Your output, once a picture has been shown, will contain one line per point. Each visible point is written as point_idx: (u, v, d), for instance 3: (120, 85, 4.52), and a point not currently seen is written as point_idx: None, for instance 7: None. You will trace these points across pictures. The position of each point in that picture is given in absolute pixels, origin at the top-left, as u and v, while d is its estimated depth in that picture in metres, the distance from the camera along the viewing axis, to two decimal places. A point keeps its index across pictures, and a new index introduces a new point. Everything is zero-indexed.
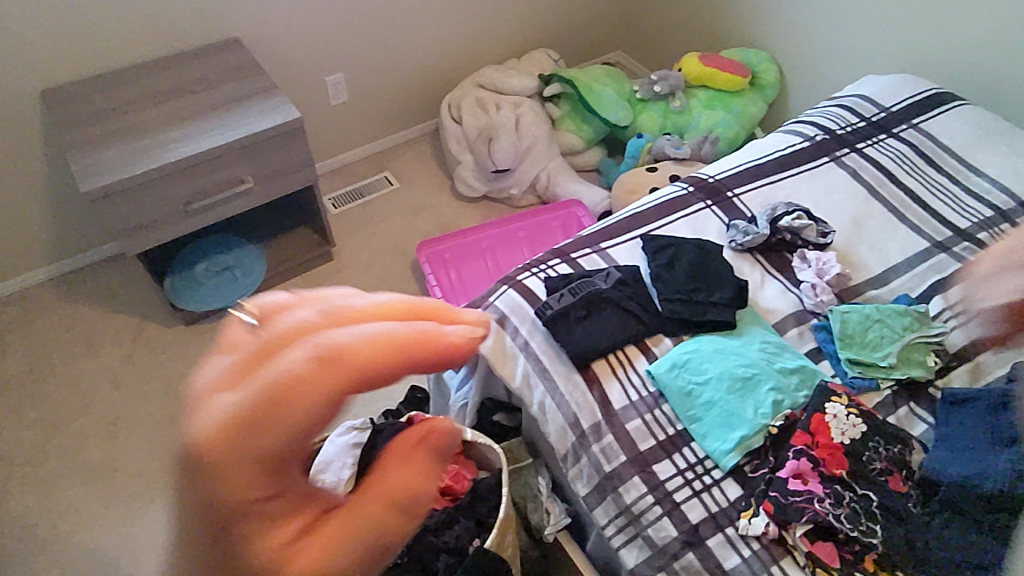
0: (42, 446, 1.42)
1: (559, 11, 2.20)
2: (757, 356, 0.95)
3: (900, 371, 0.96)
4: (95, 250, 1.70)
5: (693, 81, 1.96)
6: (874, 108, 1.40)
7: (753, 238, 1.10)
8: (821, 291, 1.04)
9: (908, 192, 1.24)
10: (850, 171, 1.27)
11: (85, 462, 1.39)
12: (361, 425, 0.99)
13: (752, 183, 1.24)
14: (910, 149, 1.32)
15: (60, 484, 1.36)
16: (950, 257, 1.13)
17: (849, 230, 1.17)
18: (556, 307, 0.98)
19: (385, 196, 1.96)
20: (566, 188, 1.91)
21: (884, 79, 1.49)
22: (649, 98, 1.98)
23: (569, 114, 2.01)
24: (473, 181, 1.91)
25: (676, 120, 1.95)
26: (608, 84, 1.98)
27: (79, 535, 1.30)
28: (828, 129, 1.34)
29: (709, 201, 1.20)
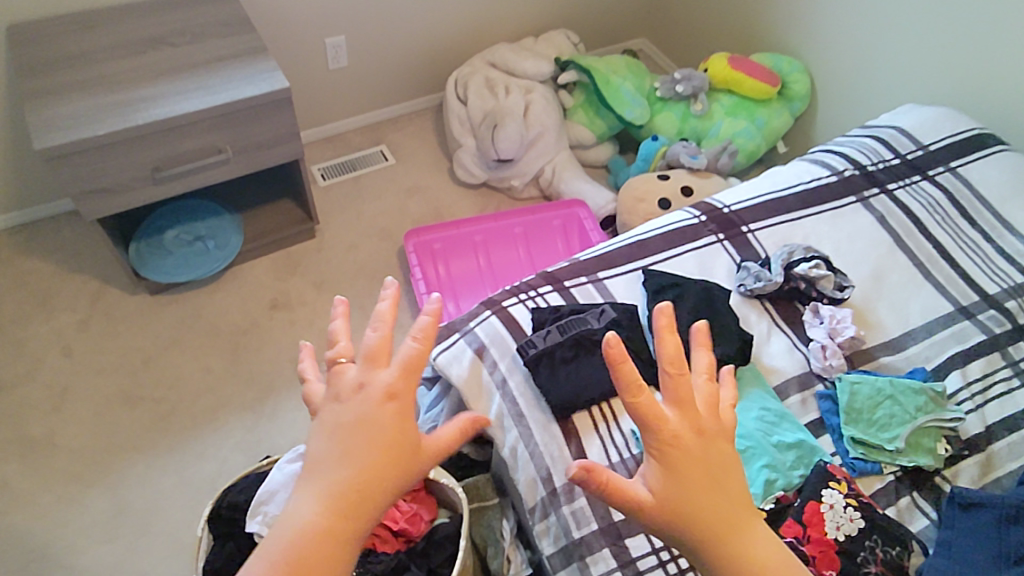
0: None
1: None
2: (754, 425, 0.86)
3: (906, 458, 0.87)
4: (61, 202, 1.61)
5: (718, 83, 1.83)
6: (911, 144, 1.28)
7: (765, 285, 1.00)
8: (832, 355, 0.94)
9: (937, 245, 1.14)
10: (879, 215, 1.15)
11: (28, 432, 1.33)
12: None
13: (771, 218, 1.13)
14: (944, 196, 1.21)
15: None
16: (974, 326, 1.03)
17: (869, 283, 1.07)
18: (540, 346, 0.89)
19: (377, 172, 1.84)
20: (570, 185, 1.79)
21: (927, 111, 1.36)
22: (669, 97, 1.85)
23: (582, 105, 1.88)
24: (473, 167, 1.79)
25: (695, 124, 1.83)
26: (629, 77, 1.84)
27: (13, 512, 1.24)
28: (859, 164, 1.23)
29: (721, 234, 1.10)
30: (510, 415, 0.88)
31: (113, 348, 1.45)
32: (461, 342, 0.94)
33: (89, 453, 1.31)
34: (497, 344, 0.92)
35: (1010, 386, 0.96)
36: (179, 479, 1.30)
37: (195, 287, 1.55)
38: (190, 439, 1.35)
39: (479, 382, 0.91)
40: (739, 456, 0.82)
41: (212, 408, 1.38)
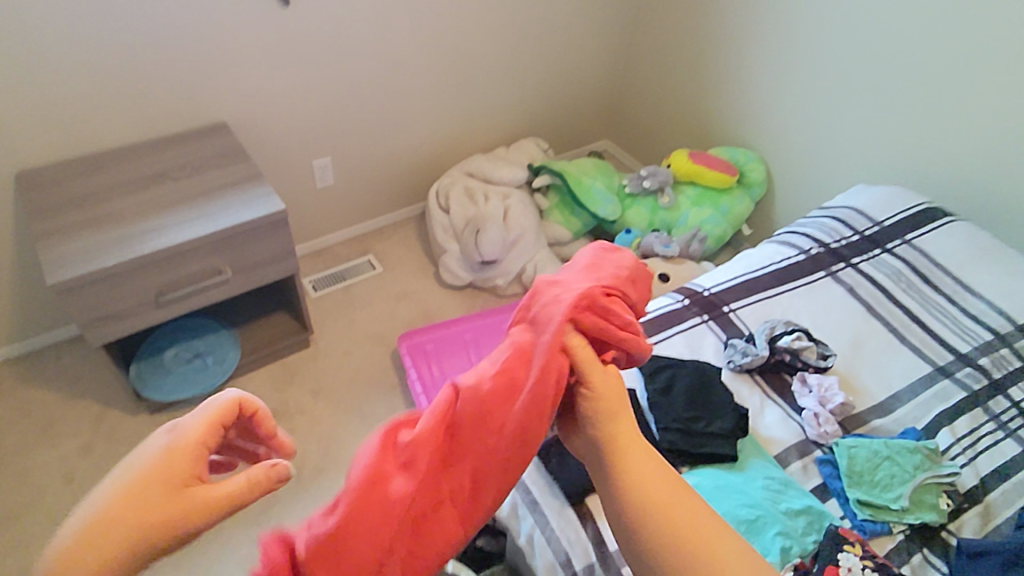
0: None
1: (550, 104, 2.24)
2: (761, 495, 0.88)
3: (912, 515, 0.91)
4: (55, 332, 1.62)
5: (682, 177, 1.99)
6: (865, 221, 1.41)
7: (752, 359, 1.06)
8: (825, 421, 0.99)
9: (906, 312, 1.24)
10: (847, 287, 1.26)
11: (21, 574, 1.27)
12: None
13: (748, 297, 1.21)
14: (905, 265, 1.32)
15: None
16: (952, 384, 1.12)
17: (849, 351, 1.15)
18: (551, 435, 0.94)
19: (367, 280, 1.90)
20: None
21: (876, 191, 1.51)
22: (638, 192, 2.00)
23: (558, 205, 2.00)
24: (459, 269, 1.87)
25: (664, 215, 1.97)
26: (597, 178, 1.99)
27: None
28: (821, 242, 1.35)
29: (705, 314, 1.17)
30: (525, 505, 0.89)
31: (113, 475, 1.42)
32: None
33: None
34: None
35: (996, 438, 1.05)
36: None
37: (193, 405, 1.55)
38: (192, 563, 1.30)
39: None
40: (753, 526, 0.84)
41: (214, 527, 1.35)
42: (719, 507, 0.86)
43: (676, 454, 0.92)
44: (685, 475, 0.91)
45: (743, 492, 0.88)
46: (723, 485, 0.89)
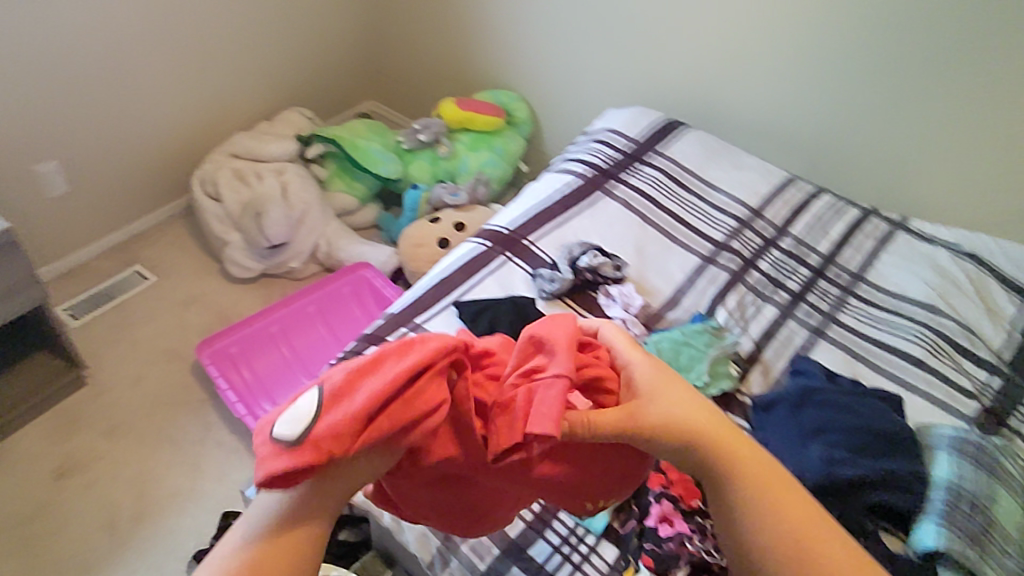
0: None
1: (308, 66, 2.10)
2: None
3: (713, 387, 1.06)
4: None
5: (455, 125, 2.04)
6: (624, 139, 1.62)
7: (560, 285, 1.14)
8: (632, 325, 1.11)
9: (671, 214, 1.42)
10: (622, 202, 1.42)
11: None
12: None
13: (542, 229, 1.29)
14: (661, 173, 1.53)
15: None
16: (718, 268, 1.31)
17: (636, 260, 1.29)
18: None
19: (139, 293, 1.66)
20: (352, 250, 1.80)
21: (626, 113, 1.73)
22: (415, 147, 2.00)
23: (337, 174, 1.90)
24: (245, 260, 1.71)
25: (445, 165, 2.01)
26: (371, 138, 1.91)
27: None
28: (594, 164, 1.52)
29: (507, 253, 1.22)
30: None
31: None
32: None
33: None
34: None
35: (758, 305, 1.26)
36: None
37: None
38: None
39: None
40: None
41: None
42: None
43: None
44: None
45: None
46: None
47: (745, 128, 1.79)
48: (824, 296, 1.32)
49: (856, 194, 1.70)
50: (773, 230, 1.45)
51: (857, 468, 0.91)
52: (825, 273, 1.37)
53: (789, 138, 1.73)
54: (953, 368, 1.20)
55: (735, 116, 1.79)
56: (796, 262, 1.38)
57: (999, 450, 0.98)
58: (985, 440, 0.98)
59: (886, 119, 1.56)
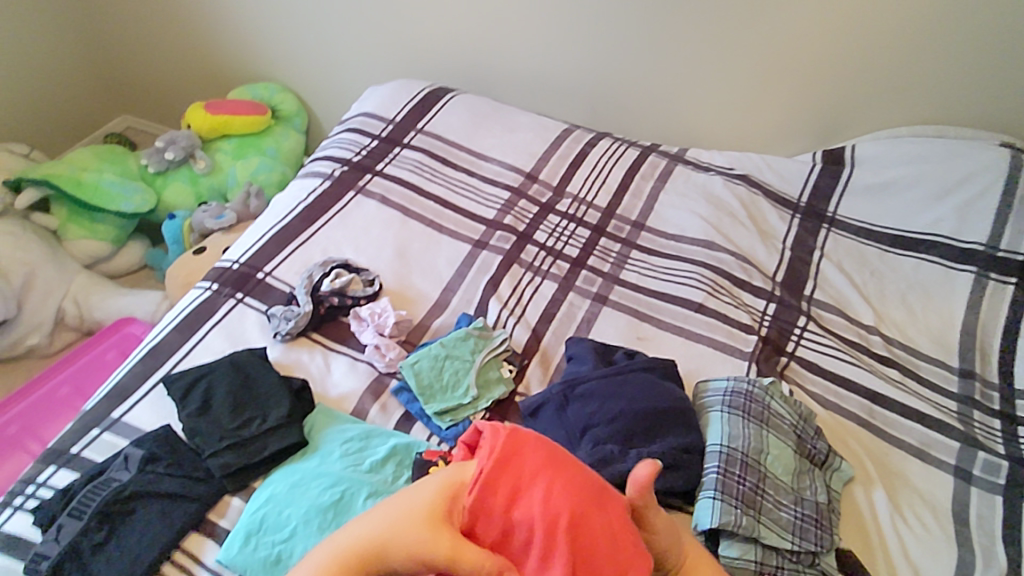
0: None
1: (19, 93, 1.80)
2: (341, 467, 0.83)
3: (484, 399, 0.96)
4: None
5: (210, 133, 1.76)
6: (380, 123, 1.46)
7: (297, 322, 0.99)
8: (387, 349, 0.98)
9: (436, 200, 1.28)
10: (379, 198, 1.27)
11: None
12: None
13: (281, 253, 1.13)
14: (423, 154, 1.38)
15: None
16: (490, 253, 1.20)
17: (396, 264, 1.15)
18: (54, 553, 0.73)
19: None
20: (106, 306, 1.54)
21: (385, 88, 1.55)
22: (165, 168, 1.71)
23: (69, 219, 1.60)
24: None
25: (209, 182, 1.74)
26: (104, 168, 1.63)
27: None
28: (344, 160, 1.35)
29: (237, 293, 1.05)
30: None
31: None
32: None
33: None
34: None
35: (535, 285, 1.17)
36: None
37: None
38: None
39: None
40: (339, 506, 0.79)
41: None
42: (299, 507, 0.78)
43: (235, 478, 0.81)
44: (257, 493, 0.80)
45: (322, 475, 0.82)
46: (298, 481, 0.81)
47: (512, 84, 1.70)
48: (606, 256, 1.26)
49: (632, 132, 1.66)
50: (550, 193, 1.35)
51: (627, 460, 0.86)
52: (605, 230, 1.30)
53: (554, 85, 1.65)
54: (732, 304, 1.18)
55: (497, 72, 1.69)
56: (575, 224, 1.30)
57: (766, 391, 0.98)
58: (755, 385, 0.98)
59: (637, 54, 1.52)
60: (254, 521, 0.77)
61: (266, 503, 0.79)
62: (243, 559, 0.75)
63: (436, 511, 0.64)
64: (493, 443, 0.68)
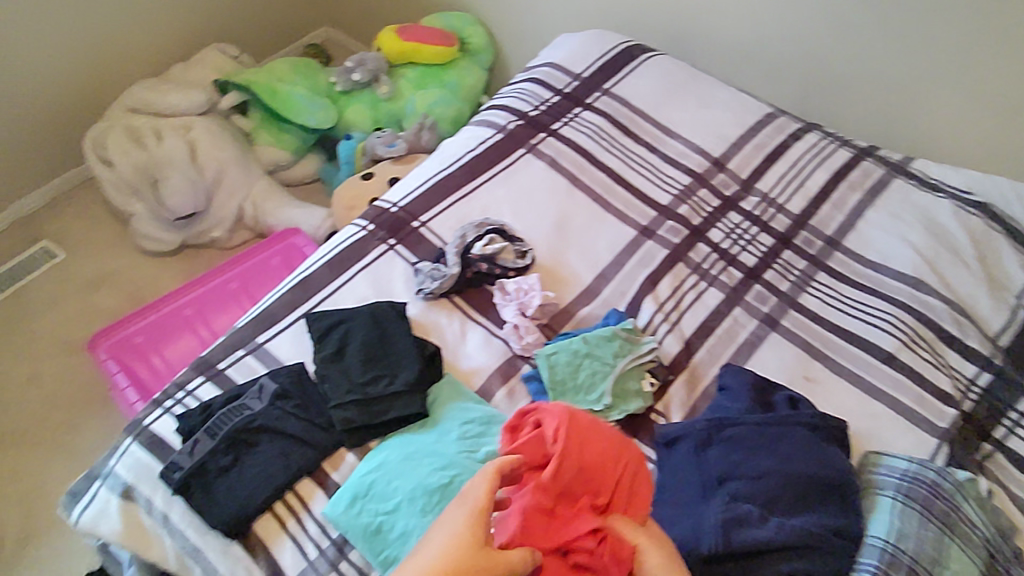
0: None
1: None
2: (456, 450, 0.79)
3: (617, 410, 0.88)
4: None
5: (397, 58, 1.76)
6: (565, 77, 1.34)
7: (442, 284, 0.96)
8: (526, 332, 0.92)
9: (608, 173, 1.18)
10: (549, 160, 1.18)
11: None
12: None
13: (441, 204, 1.09)
14: (604, 119, 1.26)
15: None
16: (655, 244, 1.09)
17: (553, 237, 1.07)
18: (187, 465, 0.75)
19: (53, 272, 1.51)
20: (279, 215, 1.62)
21: (577, 38, 1.43)
22: (351, 88, 1.74)
23: (262, 125, 1.70)
24: (159, 232, 1.55)
25: (388, 108, 1.74)
26: (297, 81, 1.69)
27: None
28: (521, 113, 1.27)
29: (391, 239, 1.03)
30: (187, 554, 0.74)
31: None
32: (104, 491, 0.78)
33: None
34: (143, 478, 0.77)
35: (699, 291, 1.05)
36: None
37: None
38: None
39: (143, 527, 0.76)
40: (447, 492, 0.75)
41: None
42: (408, 481, 0.75)
43: (355, 433, 0.80)
44: (372, 455, 0.79)
45: (436, 453, 0.78)
46: (412, 454, 0.78)
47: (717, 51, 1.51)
48: (788, 273, 1.09)
49: (847, 128, 1.42)
50: (736, 187, 1.19)
51: (766, 529, 0.75)
52: (792, 241, 1.13)
53: (766, 61, 1.44)
54: (932, 363, 0.98)
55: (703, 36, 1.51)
56: (758, 228, 1.14)
57: (958, 489, 0.81)
58: (944, 478, 0.81)
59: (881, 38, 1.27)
60: (363, 484, 0.76)
61: (377, 470, 0.77)
62: (347, 520, 0.74)
63: (478, 537, 0.62)
64: (553, 422, 0.75)
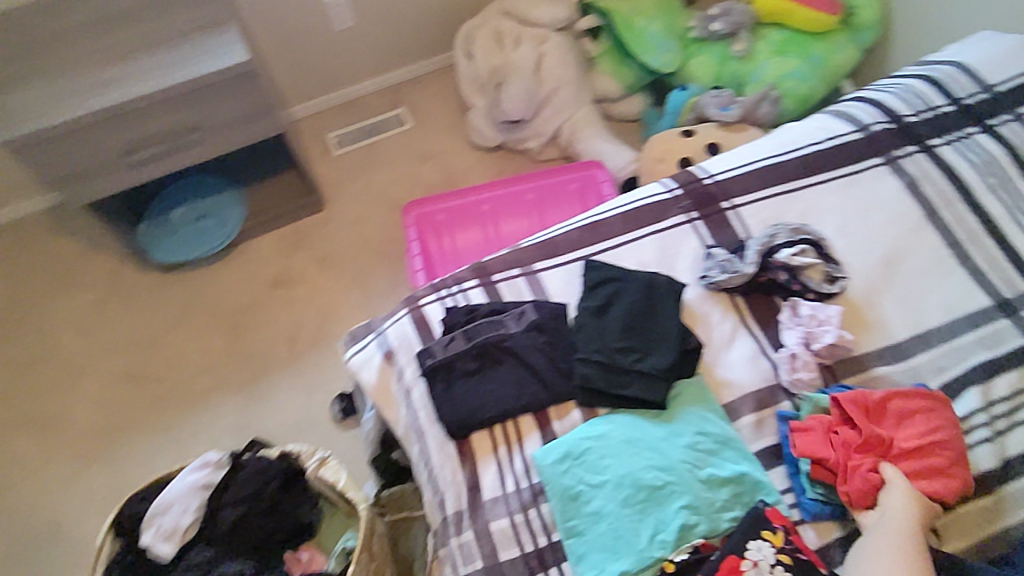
0: (20, 377, 1.38)
1: None
2: (680, 457, 0.73)
3: None
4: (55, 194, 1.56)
5: (765, 16, 1.55)
6: (973, 86, 1.02)
7: (729, 278, 0.84)
8: (802, 367, 0.78)
9: (985, 222, 0.92)
10: (908, 181, 0.95)
11: (30, 409, 1.34)
12: (218, 460, 0.91)
13: (760, 192, 0.95)
14: (1005, 151, 0.96)
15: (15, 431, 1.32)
16: (1010, 325, 0.85)
17: (877, 272, 0.89)
18: (439, 356, 0.80)
19: (395, 138, 1.71)
20: (590, 144, 1.63)
21: (1004, 41, 1.08)
22: (705, 37, 1.57)
23: (609, 53, 1.68)
24: (488, 129, 1.67)
25: (735, 68, 1.55)
26: (655, 17, 1.58)
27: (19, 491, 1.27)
28: (894, 116, 1.00)
29: (693, 213, 0.94)
30: (412, 431, 0.80)
31: (145, 318, 1.43)
32: (374, 345, 0.86)
33: (96, 428, 1.32)
34: (404, 349, 0.84)
35: None
36: (177, 454, 1.29)
37: (210, 260, 1.50)
38: (176, 425, 1.32)
39: (390, 390, 0.83)
40: (654, 494, 0.71)
41: (206, 390, 1.35)
42: (621, 465, 0.73)
43: (589, 394, 0.78)
44: (596, 420, 0.77)
45: (658, 451, 0.74)
46: (635, 440, 0.75)
47: None
48: None
49: None
50: None
51: None
52: None
53: None
54: None
55: None
56: None
57: None
58: None
59: None
60: (578, 446, 0.75)
61: (597, 438, 0.75)
62: (550, 473, 0.74)
63: None
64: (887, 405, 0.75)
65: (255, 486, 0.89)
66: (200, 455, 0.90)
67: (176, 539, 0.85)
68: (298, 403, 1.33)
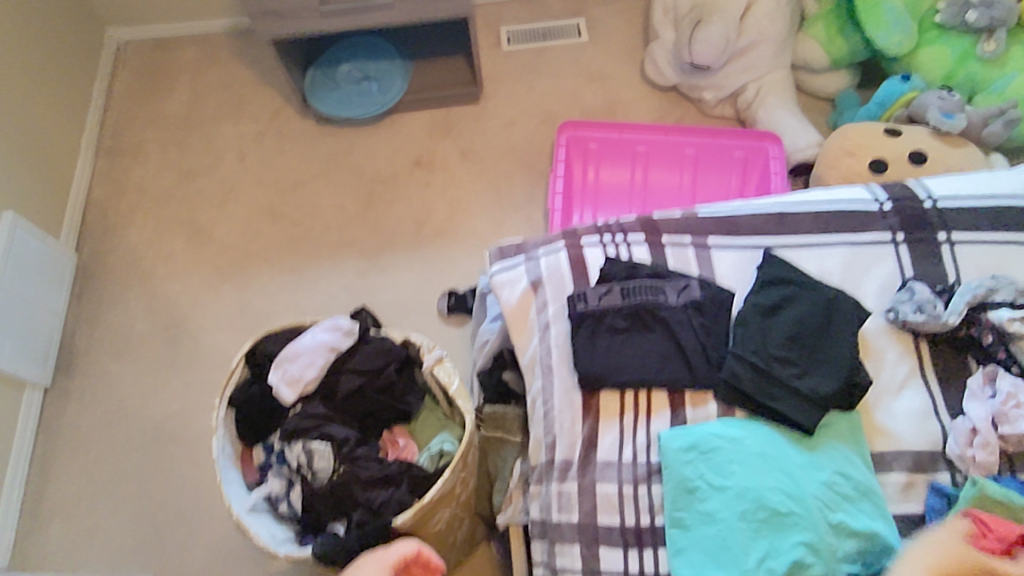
0: (171, 187, 1.44)
1: None
2: (814, 491, 0.68)
3: None
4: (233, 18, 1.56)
5: None
6: None
7: (926, 323, 0.74)
8: (980, 446, 0.69)
9: None
10: None
11: (174, 218, 1.41)
12: (349, 329, 0.92)
13: (988, 234, 0.80)
14: None
15: (157, 234, 1.40)
16: None
17: None
18: (591, 304, 0.77)
19: (568, 49, 1.61)
20: (770, 115, 1.46)
21: None
22: (952, 24, 1.30)
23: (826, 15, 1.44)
24: (666, 66, 1.51)
25: (975, 71, 1.31)
26: None
27: (151, 291, 1.35)
28: None
29: (900, 235, 0.81)
30: (539, 365, 0.78)
31: (290, 165, 1.46)
32: (521, 268, 0.83)
33: (235, 250, 1.38)
34: (553, 283, 0.81)
35: None
36: (292, 301, 1.34)
37: (359, 125, 1.49)
38: (297, 274, 1.36)
39: (526, 319, 0.80)
40: (776, 519, 0.66)
41: (332, 249, 1.38)
42: (748, 477, 0.68)
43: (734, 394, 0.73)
44: (734, 422, 0.72)
45: (792, 476, 0.68)
46: (770, 457, 0.69)
47: None
48: None
49: None
50: None
51: None
52: None
53: None
54: None
55: None
56: None
57: None
58: None
59: None
60: (708, 442, 0.70)
61: (730, 441, 0.70)
62: (671, 458, 0.70)
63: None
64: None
65: (373, 364, 0.91)
66: (333, 317, 0.91)
67: (297, 388, 0.88)
68: (411, 288, 1.34)
